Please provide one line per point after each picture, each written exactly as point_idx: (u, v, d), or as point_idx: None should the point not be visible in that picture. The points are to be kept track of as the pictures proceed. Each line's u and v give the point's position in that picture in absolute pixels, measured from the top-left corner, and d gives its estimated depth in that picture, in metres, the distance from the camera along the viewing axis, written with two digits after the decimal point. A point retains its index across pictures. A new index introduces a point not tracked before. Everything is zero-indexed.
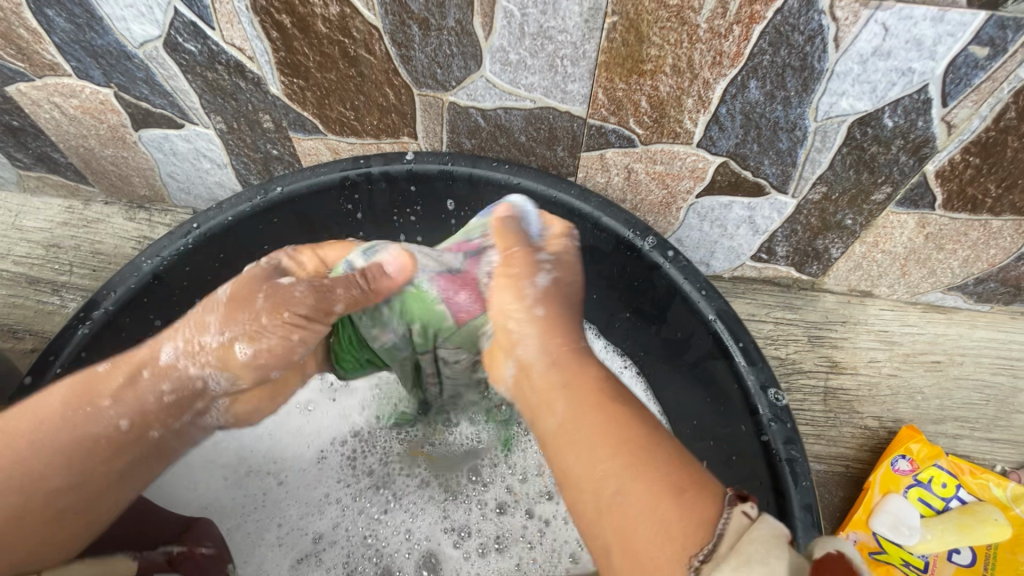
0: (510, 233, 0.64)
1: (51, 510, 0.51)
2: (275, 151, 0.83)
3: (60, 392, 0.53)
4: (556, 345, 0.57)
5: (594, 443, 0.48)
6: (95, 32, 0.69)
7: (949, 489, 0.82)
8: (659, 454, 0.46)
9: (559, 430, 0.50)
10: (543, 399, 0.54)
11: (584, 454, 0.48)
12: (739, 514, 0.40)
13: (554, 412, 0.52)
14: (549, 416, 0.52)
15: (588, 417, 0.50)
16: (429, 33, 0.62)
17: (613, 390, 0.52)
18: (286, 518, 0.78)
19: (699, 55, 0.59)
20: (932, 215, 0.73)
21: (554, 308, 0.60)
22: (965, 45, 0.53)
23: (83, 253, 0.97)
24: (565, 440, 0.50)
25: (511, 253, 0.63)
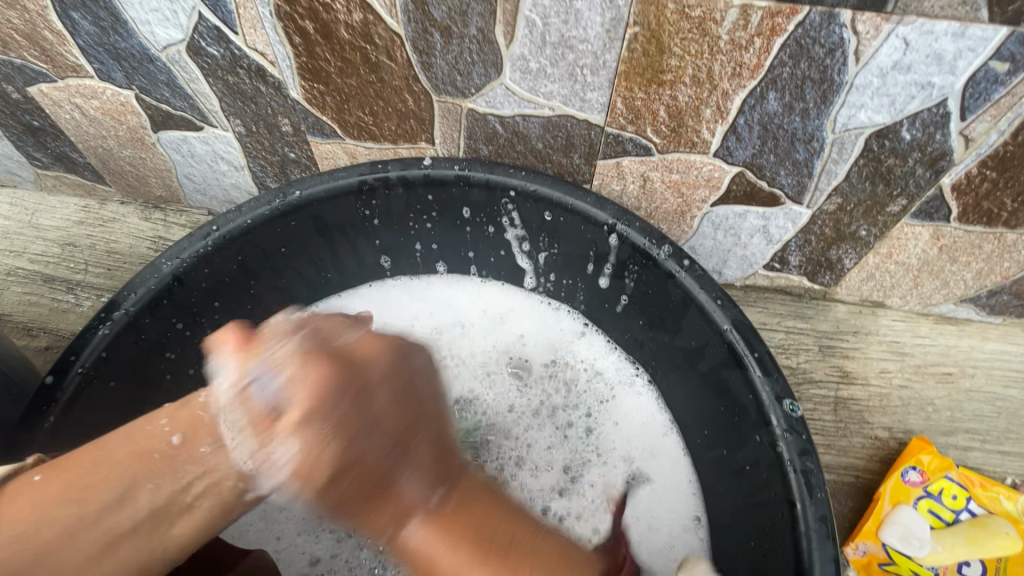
0: (301, 368, 0.51)
1: (101, 529, 0.50)
2: (292, 154, 0.84)
3: (126, 428, 0.55)
4: (387, 449, 0.52)
5: (472, 559, 0.50)
6: (120, 35, 0.69)
7: (959, 501, 0.81)
8: (519, 523, 0.53)
9: (422, 540, 0.51)
10: (427, 556, 0.51)
11: (443, 559, 0.51)
12: None
13: (416, 527, 0.52)
14: (404, 532, 0.52)
15: (444, 555, 0.50)
16: (450, 40, 0.62)
17: (421, 502, 0.52)
18: (287, 534, 0.78)
19: (719, 66, 0.59)
20: (947, 227, 0.73)
21: (341, 415, 0.51)
22: (986, 59, 0.53)
23: (98, 253, 0.98)
24: (449, 571, 0.50)
25: (326, 375, 0.51)
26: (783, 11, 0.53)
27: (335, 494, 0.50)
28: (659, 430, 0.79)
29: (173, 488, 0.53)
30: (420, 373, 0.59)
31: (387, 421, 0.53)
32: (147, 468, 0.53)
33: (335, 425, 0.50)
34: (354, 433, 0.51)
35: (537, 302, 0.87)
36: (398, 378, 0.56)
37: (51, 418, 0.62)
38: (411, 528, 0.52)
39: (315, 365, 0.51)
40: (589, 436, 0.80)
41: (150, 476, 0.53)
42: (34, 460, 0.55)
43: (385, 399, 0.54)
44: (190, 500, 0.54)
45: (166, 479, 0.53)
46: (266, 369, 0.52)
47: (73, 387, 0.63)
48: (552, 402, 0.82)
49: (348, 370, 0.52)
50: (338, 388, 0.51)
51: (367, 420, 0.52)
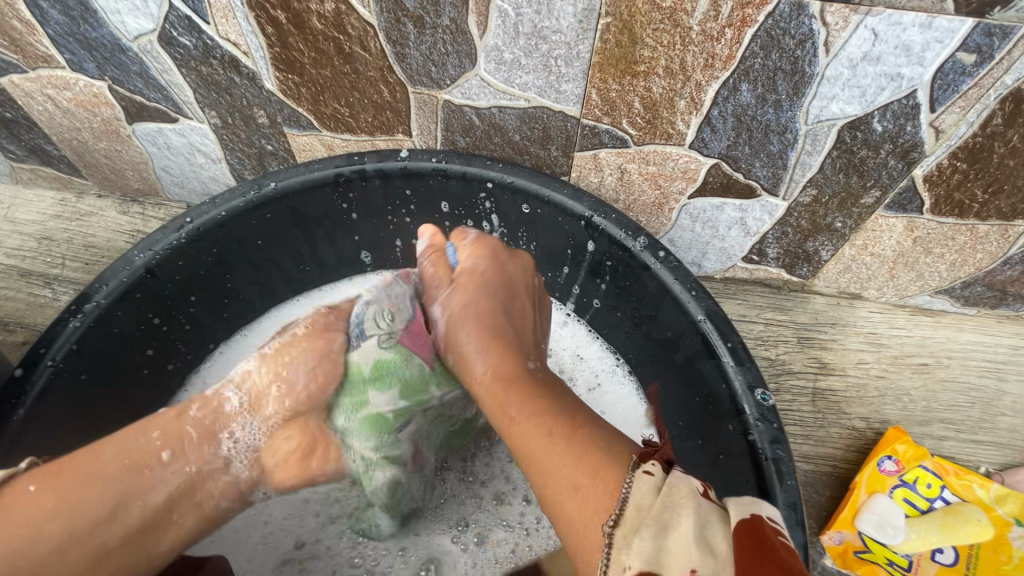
0: (494, 258, 0.71)
1: (93, 544, 0.51)
2: (269, 147, 0.83)
3: (115, 442, 0.56)
4: (475, 342, 0.64)
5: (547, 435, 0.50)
6: (90, 25, 0.68)
7: (933, 490, 0.83)
8: (586, 441, 0.49)
9: (519, 421, 0.54)
10: (516, 429, 0.54)
11: (532, 440, 0.51)
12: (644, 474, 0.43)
13: (515, 407, 0.55)
14: (509, 410, 0.55)
15: (514, 406, 0.55)
16: (424, 31, 0.62)
17: (503, 377, 0.59)
18: (273, 518, 0.78)
19: (691, 57, 0.59)
20: (920, 218, 0.74)
21: (469, 299, 0.67)
22: (953, 51, 0.54)
23: (76, 246, 0.97)
24: (527, 444, 0.51)
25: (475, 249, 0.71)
26: (753, 2, 0.53)
27: (504, 373, 0.59)
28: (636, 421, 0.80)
29: (160, 498, 0.55)
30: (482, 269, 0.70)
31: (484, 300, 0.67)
32: (143, 483, 0.54)
33: (469, 294, 0.68)
34: (483, 311, 0.66)
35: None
36: (489, 269, 0.70)
37: (20, 412, 0.61)
38: (514, 410, 0.55)
39: (469, 282, 0.69)
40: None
41: (138, 489, 0.54)
42: (29, 464, 0.54)
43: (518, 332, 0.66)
44: (173, 514, 0.57)
45: (154, 491, 0.55)
46: (452, 245, 0.72)
47: (43, 380, 0.62)
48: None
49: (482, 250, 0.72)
50: (495, 270, 0.70)
51: (496, 309, 0.67)
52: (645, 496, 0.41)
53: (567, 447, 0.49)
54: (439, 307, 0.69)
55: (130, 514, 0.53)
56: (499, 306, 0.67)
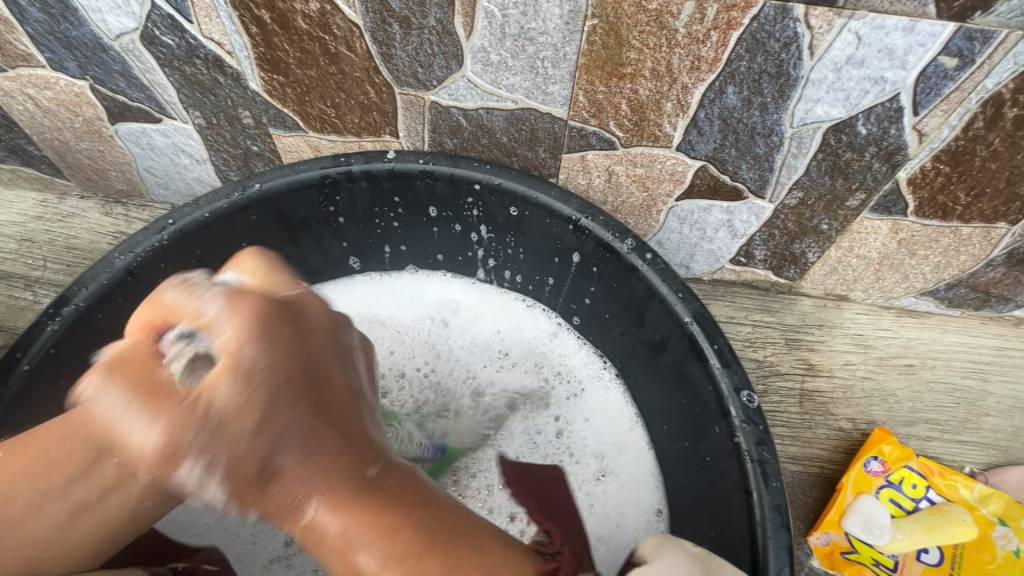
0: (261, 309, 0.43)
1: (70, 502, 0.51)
2: (255, 147, 0.82)
3: None
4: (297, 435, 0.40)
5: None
6: (70, 23, 0.67)
7: (919, 490, 0.83)
8: (464, 514, 0.42)
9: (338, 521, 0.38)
10: (338, 546, 0.37)
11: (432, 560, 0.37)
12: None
13: (321, 512, 0.38)
14: (305, 522, 0.38)
15: (364, 544, 0.37)
16: (409, 31, 0.61)
17: (372, 502, 0.39)
18: (263, 516, 0.77)
19: (678, 60, 0.59)
20: (904, 221, 0.75)
21: (236, 479, 0.39)
22: (935, 55, 0.54)
23: (58, 248, 0.95)
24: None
25: (252, 327, 0.41)
26: (738, 5, 0.53)
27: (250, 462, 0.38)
28: (626, 424, 0.79)
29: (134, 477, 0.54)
30: (314, 331, 0.46)
31: (287, 361, 0.42)
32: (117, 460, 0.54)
33: (241, 456, 0.39)
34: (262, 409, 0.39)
35: (515, 295, 0.87)
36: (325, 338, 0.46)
37: None
38: (312, 505, 0.38)
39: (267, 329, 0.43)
40: (559, 438, 0.79)
41: (113, 461, 0.53)
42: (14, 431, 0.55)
43: (345, 426, 0.42)
44: (146, 499, 0.55)
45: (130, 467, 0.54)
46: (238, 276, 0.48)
47: (19, 385, 0.61)
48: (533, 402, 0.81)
49: (294, 296, 0.47)
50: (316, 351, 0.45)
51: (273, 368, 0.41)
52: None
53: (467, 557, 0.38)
54: (194, 481, 0.39)
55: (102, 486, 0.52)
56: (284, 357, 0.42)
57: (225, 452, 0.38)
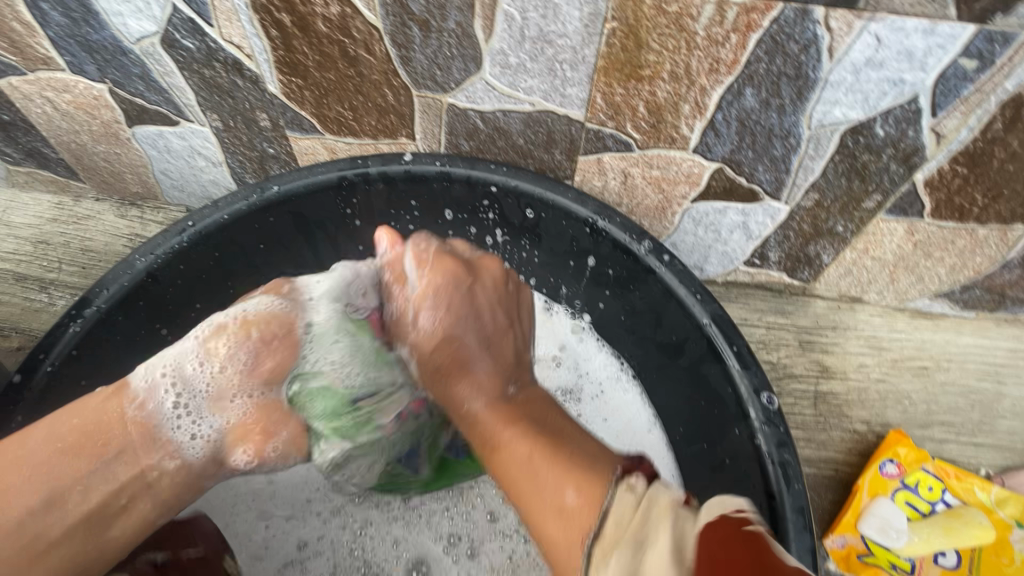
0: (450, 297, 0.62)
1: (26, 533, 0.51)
2: (271, 150, 0.83)
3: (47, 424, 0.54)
4: (484, 369, 0.59)
5: (529, 461, 0.49)
6: (91, 27, 0.68)
7: (935, 493, 0.82)
8: (538, 453, 0.49)
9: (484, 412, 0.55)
10: (490, 433, 0.53)
11: (512, 463, 0.50)
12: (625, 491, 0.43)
13: (476, 398, 0.56)
14: (469, 404, 0.56)
15: (502, 430, 0.53)
16: (429, 34, 0.62)
17: (540, 431, 0.52)
18: (274, 520, 0.77)
19: (697, 62, 0.60)
20: (920, 222, 0.75)
21: (443, 323, 0.61)
22: (955, 57, 0.54)
23: (73, 250, 0.96)
24: (505, 467, 0.50)
25: (441, 290, 0.62)
26: (758, 8, 0.54)
27: (435, 361, 0.60)
28: (644, 426, 0.79)
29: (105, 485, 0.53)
30: (485, 295, 0.64)
31: (444, 336, 0.60)
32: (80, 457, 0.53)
33: (450, 317, 0.61)
34: (457, 317, 0.61)
35: (532, 296, 0.86)
36: (460, 297, 0.62)
37: (18, 417, 0.60)
38: (510, 387, 0.59)
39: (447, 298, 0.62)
40: None
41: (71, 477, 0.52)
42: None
43: (513, 345, 0.63)
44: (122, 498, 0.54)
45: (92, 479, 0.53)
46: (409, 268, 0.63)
47: (42, 387, 0.62)
48: (549, 396, 0.82)
49: (456, 272, 0.63)
50: (458, 312, 0.62)
51: (466, 316, 0.62)
52: (627, 510, 0.42)
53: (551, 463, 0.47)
54: (424, 325, 0.61)
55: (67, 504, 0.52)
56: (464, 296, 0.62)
57: (436, 316, 0.61)
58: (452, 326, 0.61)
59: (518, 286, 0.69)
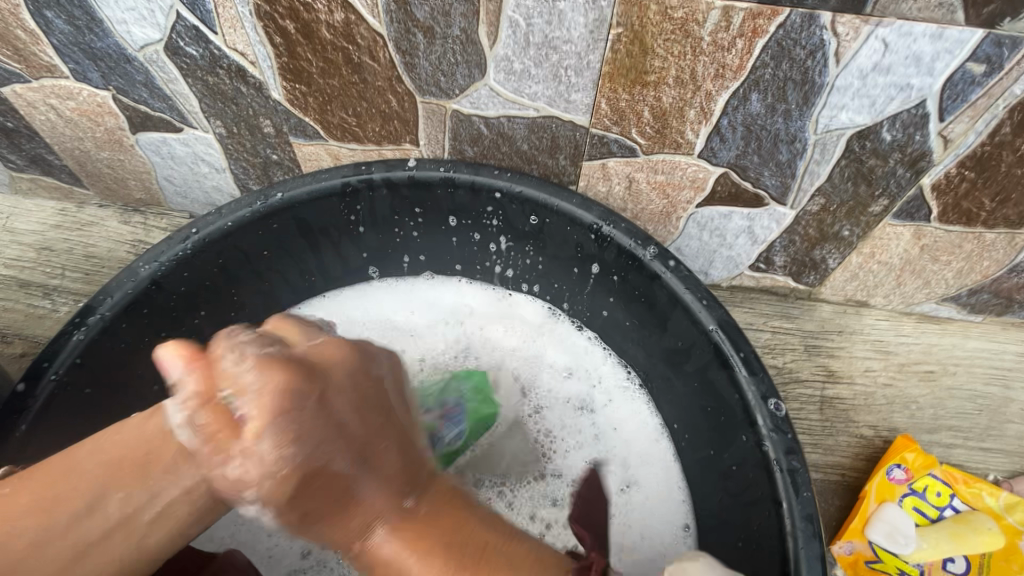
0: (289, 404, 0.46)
1: (66, 543, 0.48)
2: (275, 156, 0.82)
3: (98, 440, 0.53)
4: (351, 451, 0.49)
5: (444, 543, 0.50)
6: (95, 34, 0.68)
7: (943, 498, 0.82)
8: (503, 550, 0.51)
9: (375, 510, 0.51)
10: (377, 525, 0.50)
11: (427, 567, 0.49)
12: None
13: (365, 489, 0.50)
14: (372, 538, 0.51)
15: (410, 563, 0.50)
16: (433, 41, 0.62)
17: (352, 493, 0.50)
18: (277, 529, 0.76)
19: (702, 67, 0.59)
20: (927, 227, 0.74)
21: (283, 428, 0.46)
22: (963, 62, 0.54)
23: (76, 257, 0.96)
24: (375, 551, 0.50)
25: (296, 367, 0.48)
26: (764, 13, 0.53)
27: (305, 505, 0.48)
28: (651, 435, 0.78)
29: (144, 498, 0.51)
30: (387, 379, 0.57)
31: (337, 441, 0.49)
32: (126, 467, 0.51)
33: (282, 418, 0.46)
34: (337, 444, 0.49)
35: (537, 302, 0.86)
36: (370, 385, 0.53)
37: (23, 425, 0.60)
38: (409, 499, 0.52)
39: (310, 437, 0.47)
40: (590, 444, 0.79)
41: (119, 484, 0.50)
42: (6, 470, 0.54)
43: (399, 452, 0.53)
44: (162, 510, 0.52)
45: (137, 490, 0.51)
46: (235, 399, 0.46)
47: (46, 395, 0.61)
48: (556, 402, 0.81)
49: (346, 357, 0.52)
50: (319, 374, 0.49)
51: (350, 400, 0.51)
52: None
53: (483, 573, 0.49)
54: (261, 456, 0.46)
55: (107, 513, 0.50)
56: (321, 387, 0.49)
57: (281, 435, 0.46)
58: (351, 449, 0.49)
59: (375, 350, 0.57)
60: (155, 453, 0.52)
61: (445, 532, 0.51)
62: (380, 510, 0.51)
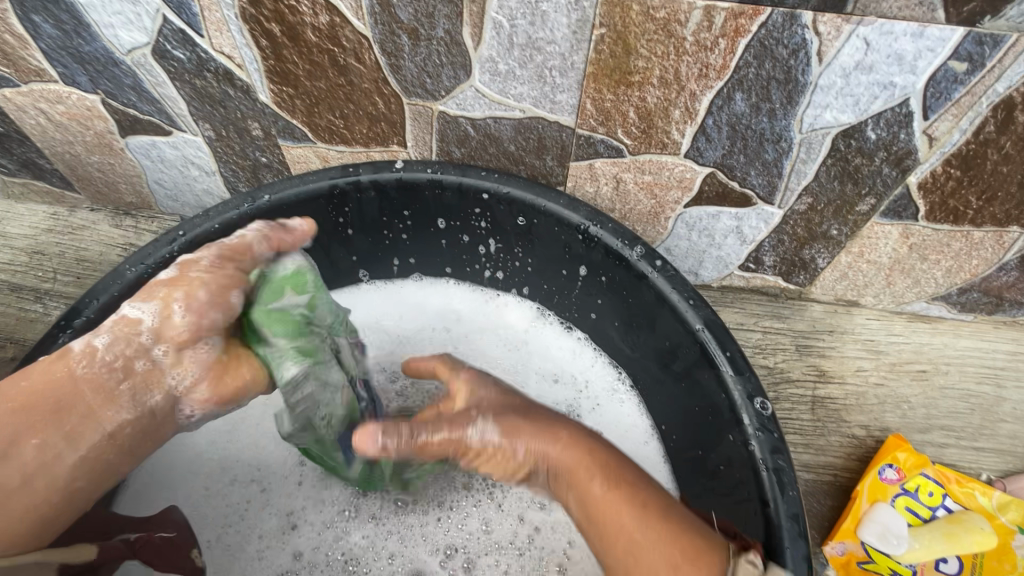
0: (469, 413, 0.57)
1: None
2: (264, 159, 0.83)
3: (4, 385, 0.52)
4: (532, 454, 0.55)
5: (642, 508, 0.51)
6: (83, 38, 0.68)
7: (936, 498, 0.82)
8: (643, 523, 0.50)
9: (584, 491, 0.53)
10: (578, 474, 0.53)
11: (623, 521, 0.51)
12: (746, 562, 0.50)
13: (596, 479, 0.53)
14: (592, 487, 0.53)
15: (596, 490, 0.52)
16: (418, 43, 0.62)
17: (595, 459, 0.54)
18: (266, 531, 0.74)
19: (686, 67, 0.59)
20: (915, 225, 0.74)
21: (507, 421, 0.56)
22: (944, 60, 0.54)
23: (68, 260, 0.96)
24: (614, 521, 0.51)
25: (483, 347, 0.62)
26: (745, 12, 0.54)
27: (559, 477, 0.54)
28: (640, 437, 0.78)
29: (59, 440, 0.51)
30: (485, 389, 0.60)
31: (558, 451, 0.54)
32: (32, 415, 0.50)
33: (508, 412, 0.56)
34: (515, 426, 0.56)
35: (526, 303, 0.86)
36: (496, 404, 0.58)
37: None
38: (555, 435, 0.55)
39: (496, 408, 0.57)
40: None
41: (34, 427, 0.50)
42: None
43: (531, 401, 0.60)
44: (81, 451, 0.52)
45: (51, 430, 0.51)
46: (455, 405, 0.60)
47: None
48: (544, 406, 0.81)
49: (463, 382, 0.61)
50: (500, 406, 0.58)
51: (491, 398, 0.59)
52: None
53: (645, 518, 0.51)
54: (487, 439, 0.55)
55: (25, 454, 0.50)
56: (521, 412, 0.57)
57: (499, 421, 0.56)
58: (512, 424, 0.56)
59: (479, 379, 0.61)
60: (67, 401, 0.52)
61: (636, 473, 0.55)
62: (573, 468, 0.54)
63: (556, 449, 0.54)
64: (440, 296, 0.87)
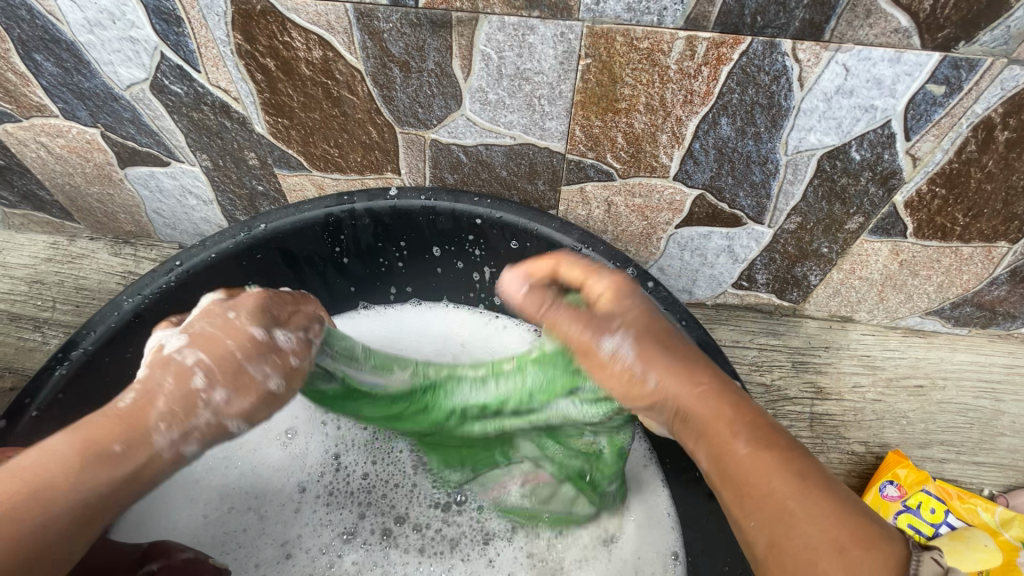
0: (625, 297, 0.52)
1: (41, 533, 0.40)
2: (260, 187, 0.84)
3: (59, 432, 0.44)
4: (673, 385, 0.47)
5: (737, 497, 0.42)
6: (83, 75, 0.70)
7: (938, 515, 0.80)
8: (799, 482, 0.41)
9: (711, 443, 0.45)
10: (716, 425, 0.45)
11: (770, 483, 0.41)
12: (931, 560, 0.38)
13: (736, 437, 0.44)
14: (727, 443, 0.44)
15: (741, 446, 0.43)
16: (410, 75, 0.63)
17: (737, 415, 0.45)
18: (263, 560, 0.71)
19: (671, 94, 0.61)
20: (904, 242, 0.75)
21: (648, 344, 0.49)
22: (923, 83, 0.56)
23: (67, 289, 0.96)
24: (755, 476, 0.42)
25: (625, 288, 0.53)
26: (726, 42, 0.55)
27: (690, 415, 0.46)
28: (639, 461, 0.76)
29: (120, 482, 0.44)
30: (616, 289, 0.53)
31: (693, 392, 0.47)
32: (96, 465, 0.43)
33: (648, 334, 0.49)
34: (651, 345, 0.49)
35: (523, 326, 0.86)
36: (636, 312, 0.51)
37: None
38: (701, 377, 0.48)
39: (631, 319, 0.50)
40: None
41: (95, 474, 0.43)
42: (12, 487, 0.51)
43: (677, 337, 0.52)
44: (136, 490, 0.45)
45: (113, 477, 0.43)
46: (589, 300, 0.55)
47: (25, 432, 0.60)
48: None
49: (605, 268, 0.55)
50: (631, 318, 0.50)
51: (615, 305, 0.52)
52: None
53: (800, 492, 0.40)
54: (623, 352, 0.49)
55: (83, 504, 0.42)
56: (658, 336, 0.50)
57: (640, 341, 0.49)
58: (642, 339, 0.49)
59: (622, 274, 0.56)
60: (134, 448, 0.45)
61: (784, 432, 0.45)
62: (711, 418, 0.45)
63: (698, 395, 0.46)
64: (436, 319, 0.87)
